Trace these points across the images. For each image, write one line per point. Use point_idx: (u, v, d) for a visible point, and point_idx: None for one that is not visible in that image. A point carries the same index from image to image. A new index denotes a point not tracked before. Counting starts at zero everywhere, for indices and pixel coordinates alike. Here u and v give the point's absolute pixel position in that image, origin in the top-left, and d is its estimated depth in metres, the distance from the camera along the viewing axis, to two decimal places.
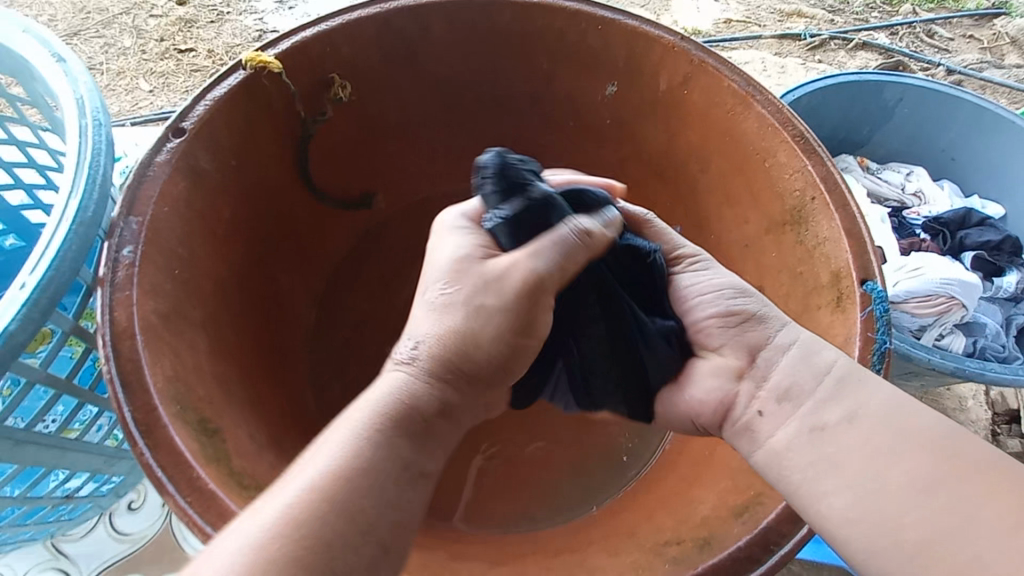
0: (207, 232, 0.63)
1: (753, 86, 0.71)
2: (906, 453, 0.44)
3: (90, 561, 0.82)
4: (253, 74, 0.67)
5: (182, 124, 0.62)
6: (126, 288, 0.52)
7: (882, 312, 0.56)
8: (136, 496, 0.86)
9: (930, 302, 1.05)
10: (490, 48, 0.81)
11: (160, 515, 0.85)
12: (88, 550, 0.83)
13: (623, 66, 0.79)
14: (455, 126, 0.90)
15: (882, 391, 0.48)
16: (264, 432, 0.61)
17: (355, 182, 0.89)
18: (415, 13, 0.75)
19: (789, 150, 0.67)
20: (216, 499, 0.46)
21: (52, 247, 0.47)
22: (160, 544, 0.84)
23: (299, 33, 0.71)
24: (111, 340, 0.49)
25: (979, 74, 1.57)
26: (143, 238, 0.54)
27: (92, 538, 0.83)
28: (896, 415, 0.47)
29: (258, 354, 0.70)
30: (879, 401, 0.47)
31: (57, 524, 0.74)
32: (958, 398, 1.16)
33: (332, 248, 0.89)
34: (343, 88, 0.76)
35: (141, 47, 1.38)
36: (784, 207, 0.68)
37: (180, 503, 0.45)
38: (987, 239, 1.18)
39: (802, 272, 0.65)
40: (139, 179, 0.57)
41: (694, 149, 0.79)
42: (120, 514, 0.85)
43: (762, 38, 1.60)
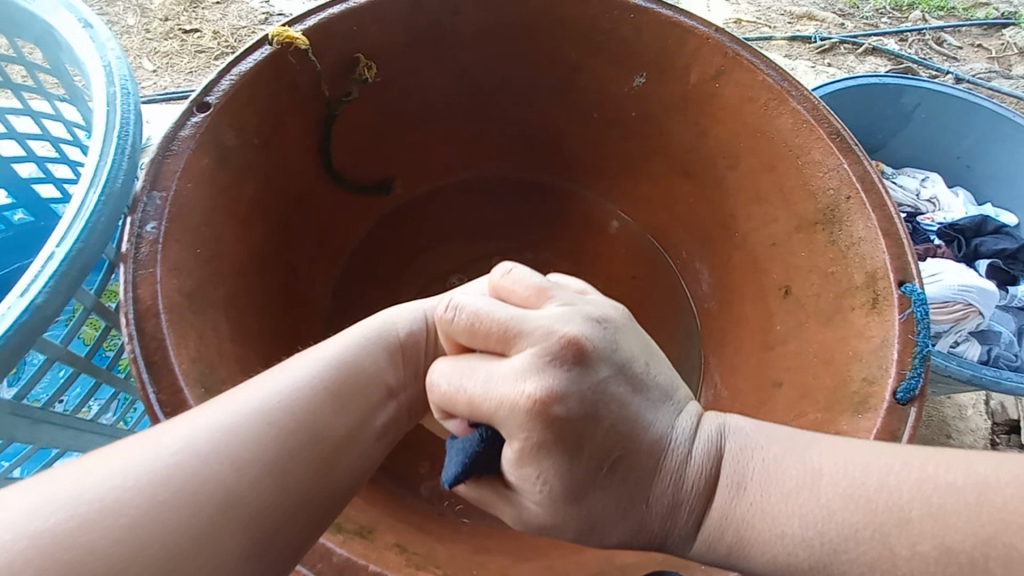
0: (229, 212, 0.62)
1: (787, 81, 0.70)
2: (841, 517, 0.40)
3: None
4: (279, 49, 0.65)
5: (207, 98, 0.60)
6: (149, 266, 0.50)
7: (924, 314, 0.55)
8: None
9: (947, 309, 1.04)
10: (517, 34, 0.79)
11: None
12: None
13: (652, 57, 0.77)
14: (475, 114, 0.89)
15: (781, 459, 0.42)
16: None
17: (374, 168, 0.87)
18: None
19: (825, 148, 0.66)
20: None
21: (81, 216, 0.47)
22: None
23: (326, 10, 0.69)
24: (135, 318, 0.47)
25: (988, 84, 1.57)
26: (167, 215, 0.53)
27: None
28: (811, 483, 0.41)
29: (280, 340, 0.69)
30: (782, 472, 0.42)
31: None
32: (958, 406, 1.16)
33: (349, 234, 0.88)
34: (369, 69, 0.74)
35: (146, 26, 1.35)
36: (816, 206, 0.67)
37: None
38: (1002, 248, 1.18)
39: (835, 272, 0.64)
40: (164, 152, 0.55)
41: (722, 145, 0.78)
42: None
43: (773, 39, 1.58)
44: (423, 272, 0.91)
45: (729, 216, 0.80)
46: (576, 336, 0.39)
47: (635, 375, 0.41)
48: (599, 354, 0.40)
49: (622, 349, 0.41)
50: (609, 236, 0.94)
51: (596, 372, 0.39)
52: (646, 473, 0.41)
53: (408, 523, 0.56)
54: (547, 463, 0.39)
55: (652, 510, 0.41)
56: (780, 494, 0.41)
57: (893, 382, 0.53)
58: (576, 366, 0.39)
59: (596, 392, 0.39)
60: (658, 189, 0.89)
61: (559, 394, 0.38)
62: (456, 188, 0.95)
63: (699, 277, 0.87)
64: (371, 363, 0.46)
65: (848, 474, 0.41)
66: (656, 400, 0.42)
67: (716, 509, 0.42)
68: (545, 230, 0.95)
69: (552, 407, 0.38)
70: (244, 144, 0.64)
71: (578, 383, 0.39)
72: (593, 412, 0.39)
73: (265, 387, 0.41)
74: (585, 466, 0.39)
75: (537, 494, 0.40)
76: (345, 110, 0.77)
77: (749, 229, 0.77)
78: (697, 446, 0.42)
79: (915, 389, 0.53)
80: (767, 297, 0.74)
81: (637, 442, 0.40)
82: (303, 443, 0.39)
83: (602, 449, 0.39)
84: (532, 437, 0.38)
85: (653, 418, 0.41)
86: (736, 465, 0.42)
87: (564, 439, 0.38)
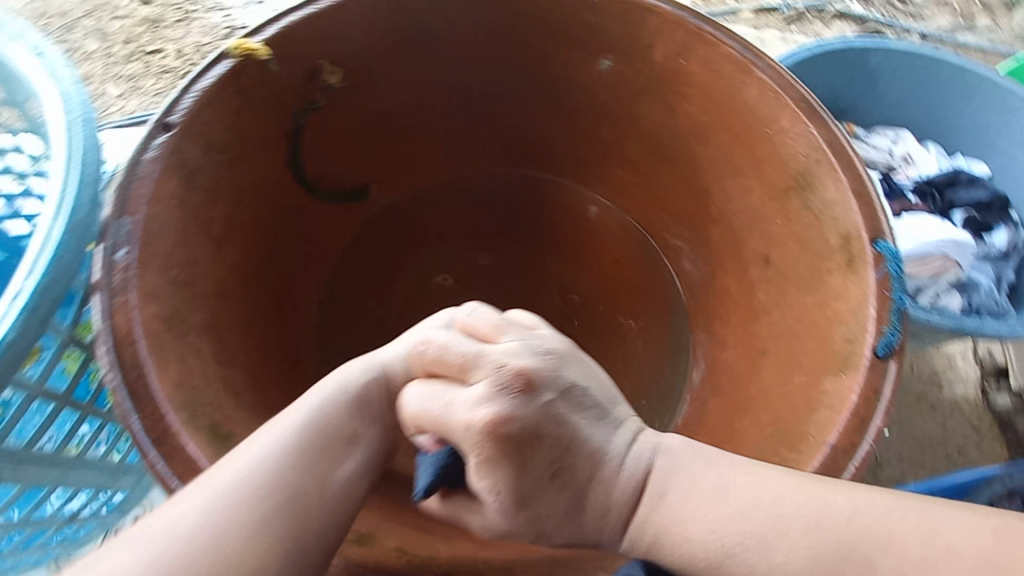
0: (202, 232, 0.61)
1: (752, 52, 0.70)
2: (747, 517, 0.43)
3: None
4: (239, 62, 0.64)
5: (169, 119, 0.59)
6: (123, 292, 0.50)
7: (898, 271, 0.57)
8: None
9: (925, 263, 1.06)
10: (479, 30, 0.79)
11: None
12: None
13: (616, 40, 0.77)
14: (446, 112, 0.88)
15: (701, 475, 0.45)
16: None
17: (349, 176, 0.87)
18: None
19: (792, 115, 0.67)
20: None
21: (46, 248, 0.46)
22: None
23: (284, 18, 0.68)
24: (113, 349, 0.48)
25: (954, 38, 1.58)
26: (139, 240, 0.53)
27: None
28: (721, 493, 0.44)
29: (269, 355, 0.69)
30: (697, 483, 0.45)
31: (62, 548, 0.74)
32: (947, 357, 1.17)
33: (329, 244, 0.88)
34: (333, 75, 0.75)
35: (107, 50, 1.33)
36: (788, 173, 0.68)
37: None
38: (976, 198, 1.21)
39: (810, 238, 0.65)
40: (129, 177, 0.55)
41: (692, 122, 0.78)
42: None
43: (740, 12, 1.59)
44: (406, 275, 0.91)
45: (704, 192, 0.81)
46: (524, 369, 0.44)
47: (576, 401, 0.45)
48: (544, 379, 0.44)
49: (567, 380, 0.46)
50: (590, 222, 0.94)
51: (541, 396, 0.44)
52: (587, 482, 0.45)
53: (407, 522, 0.57)
54: (498, 478, 0.43)
55: (596, 521, 0.45)
56: (694, 502, 0.44)
57: (872, 339, 0.55)
58: (523, 395, 0.43)
59: (542, 420, 0.43)
60: (633, 172, 0.89)
61: (506, 419, 0.42)
62: (434, 188, 0.95)
63: (681, 255, 0.88)
64: (374, 389, 0.50)
65: (751, 484, 0.44)
66: (596, 419, 0.46)
67: (637, 516, 0.45)
68: (525, 222, 0.95)
69: (502, 428, 0.42)
70: (212, 163, 0.63)
71: (525, 410, 0.43)
72: (538, 432, 0.43)
73: (244, 453, 0.43)
74: (529, 478, 0.44)
75: (493, 505, 0.44)
76: (313, 120, 0.77)
77: (724, 202, 0.78)
78: (629, 462, 0.46)
79: (893, 343, 0.54)
80: (748, 268, 0.75)
81: (575, 455, 0.44)
82: (291, 499, 0.42)
83: (545, 461, 0.44)
84: (484, 453, 0.43)
85: (592, 435, 0.45)
86: (660, 479, 0.45)
87: (512, 459, 0.43)
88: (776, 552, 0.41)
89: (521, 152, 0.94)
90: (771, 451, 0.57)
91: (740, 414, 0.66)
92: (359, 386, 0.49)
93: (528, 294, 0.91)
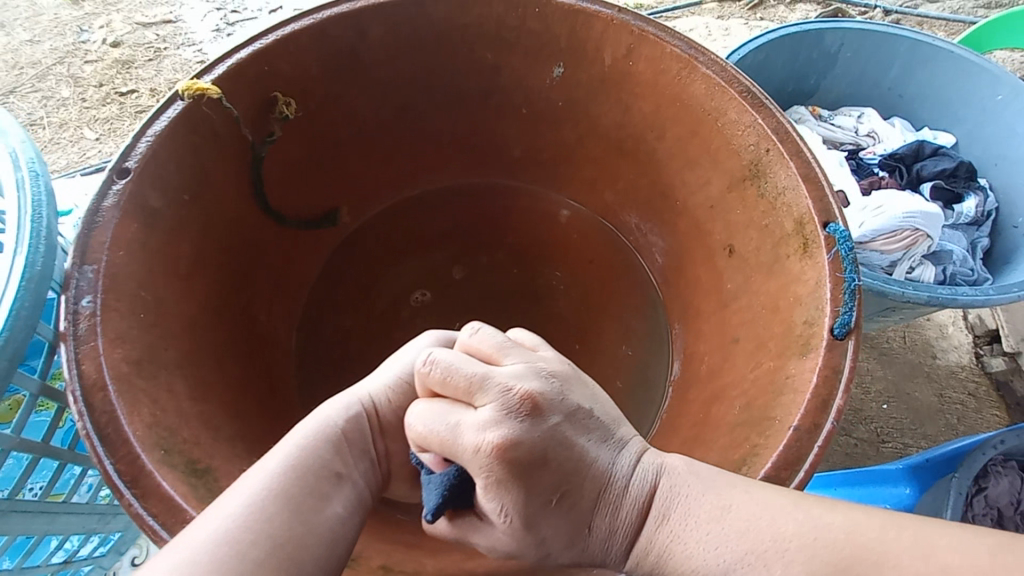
0: (169, 271, 0.62)
1: (695, 49, 0.71)
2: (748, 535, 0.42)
3: None
4: (192, 102, 0.65)
5: (126, 163, 0.60)
6: (91, 339, 0.50)
7: (848, 251, 0.57)
8: None
9: (896, 237, 1.07)
10: (432, 48, 0.81)
11: None
12: None
13: (566, 45, 0.79)
14: (409, 130, 0.90)
15: (705, 494, 0.44)
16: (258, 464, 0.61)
17: (317, 202, 0.88)
18: (352, 21, 0.74)
19: (739, 107, 0.68)
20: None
21: (5, 305, 0.47)
22: None
23: (234, 54, 0.69)
24: (83, 395, 0.48)
25: (915, 11, 1.61)
26: (102, 287, 0.53)
27: None
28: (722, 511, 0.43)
29: (248, 387, 0.70)
30: (700, 502, 0.44)
31: None
32: (937, 325, 1.19)
33: (303, 270, 0.88)
34: (289, 105, 0.75)
35: (81, 95, 1.34)
36: (742, 162, 0.69)
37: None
38: (942, 168, 1.20)
39: (768, 224, 0.66)
40: (88, 225, 0.55)
41: (649, 119, 0.79)
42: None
43: (703, 3, 1.61)
44: (383, 294, 0.92)
45: (667, 186, 0.82)
46: (531, 392, 0.42)
47: (583, 423, 0.44)
48: (551, 400, 0.42)
49: (573, 403, 0.44)
50: (561, 225, 0.96)
51: (547, 417, 0.42)
52: (594, 503, 0.43)
53: (390, 539, 0.58)
54: (506, 500, 0.42)
55: (603, 541, 0.44)
56: (696, 520, 0.43)
57: (830, 321, 0.55)
58: (531, 417, 0.41)
59: (550, 443, 0.41)
60: (600, 173, 0.91)
61: (515, 443, 0.40)
62: (405, 205, 0.96)
63: (652, 250, 0.89)
64: (366, 420, 0.50)
65: (751, 502, 0.43)
66: (598, 441, 0.44)
67: (642, 536, 0.44)
68: (497, 231, 0.97)
69: (510, 451, 0.40)
70: (174, 202, 0.64)
71: (534, 434, 0.41)
72: (546, 454, 0.41)
73: (235, 495, 0.43)
74: (536, 501, 0.42)
75: (503, 525, 0.43)
76: (274, 150, 0.78)
77: (687, 195, 0.79)
78: (635, 480, 0.44)
79: (850, 323, 0.55)
80: (714, 257, 0.76)
81: (581, 476, 0.43)
82: (289, 533, 0.41)
83: (552, 485, 0.42)
84: (491, 476, 0.41)
85: (596, 457, 0.44)
86: (665, 500, 0.44)
87: (522, 484, 0.41)
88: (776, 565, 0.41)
89: (487, 163, 0.95)
90: (744, 436, 0.57)
91: (716, 401, 0.67)
92: (347, 420, 0.49)
93: (504, 302, 0.92)
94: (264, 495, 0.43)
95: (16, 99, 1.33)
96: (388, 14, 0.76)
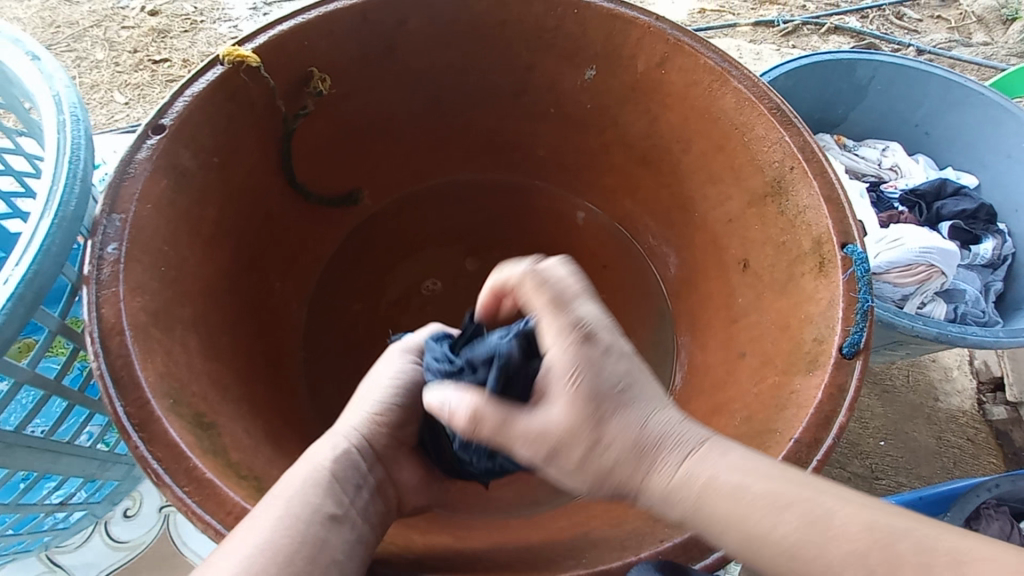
0: (193, 231, 0.63)
1: (728, 62, 0.72)
2: (784, 502, 0.41)
3: (88, 570, 0.85)
4: (231, 68, 0.66)
5: (162, 121, 0.61)
6: (112, 285, 0.52)
7: (864, 272, 0.58)
8: (131, 504, 0.90)
9: (910, 272, 1.07)
10: (468, 43, 0.82)
11: (156, 520, 0.89)
12: (86, 559, 0.86)
13: (600, 50, 0.80)
14: (437, 122, 0.91)
15: (742, 462, 0.43)
16: (260, 427, 0.61)
17: (340, 181, 0.89)
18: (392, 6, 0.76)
19: (767, 123, 0.68)
20: (213, 488, 0.46)
21: (35, 242, 0.48)
22: (161, 552, 0.86)
23: (277, 26, 0.70)
24: (100, 337, 0.49)
25: (949, 53, 1.61)
26: (128, 235, 0.54)
27: (85, 552, 0.87)
28: (752, 476, 0.42)
29: (256, 354, 0.71)
30: (734, 466, 0.43)
31: (52, 534, 0.77)
32: (943, 367, 1.18)
33: (320, 248, 0.89)
34: (323, 82, 0.76)
35: (114, 59, 1.36)
36: (765, 179, 0.69)
37: (178, 494, 0.46)
38: (963, 209, 1.20)
39: (785, 242, 0.67)
40: (120, 176, 0.56)
41: (674, 130, 0.80)
42: (114, 523, 0.88)
43: (737, 26, 1.61)
44: (394, 278, 0.93)
45: (687, 198, 0.82)
46: (600, 318, 0.46)
47: (644, 373, 0.45)
48: (611, 335, 0.45)
49: (632, 351, 0.46)
50: (577, 227, 0.96)
51: (612, 344, 0.45)
52: (630, 437, 0.43)
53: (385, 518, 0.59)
54: (560, 404, 0.43)
55: (637, 478, 0.43)
56: (730, 477, 0.42)
57: (841, 339, 0.56)
58: (591, 338, 0.45)
59: (609, 364, 0.44)
60: (622, 179, 0.91)
61: (579, 346, 0.44)
62: (425, 193, 0.97)
63: (665, 261, 0.89)
64: (356, 450, 0.51)
65: (775, 469, 0.43)
66: (636, 383, 0.44)
67: (681, 487, 0.43)
68: (513, 228, 0.97)
69: (574, 354, 0.44)
70: (201, 164, 0.65)
71: (593, 351, 0.44)
72: (607, 373, 0.44)
73: (228, 552, 0.42)
74: (578, 415, 0.43)
75: (547, 430, 0.44)
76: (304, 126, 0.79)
77: (705, 208, 0.80)
78: (680, 441, 0.43)
79: (858, 343, 0.55)
80: (728, 272, 0.76)
81: (631, 410, 0.43)
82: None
83: (603, 406, 0.43)
84: (554, 371, 0.44)
85: (649, 405, 0.44)
86: (703, 462, 0.43)
87: (576, 396, 0.43)
88: (783, 527, 0.40)
89: (511, 158, 0.96)
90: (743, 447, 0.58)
91: (717, 413, 0.67)
92: (336, 458, 0.50)
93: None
94: (263, 548, 0.42)
95: (51, 57, 1.35)
96: (429, 2, 0.77)
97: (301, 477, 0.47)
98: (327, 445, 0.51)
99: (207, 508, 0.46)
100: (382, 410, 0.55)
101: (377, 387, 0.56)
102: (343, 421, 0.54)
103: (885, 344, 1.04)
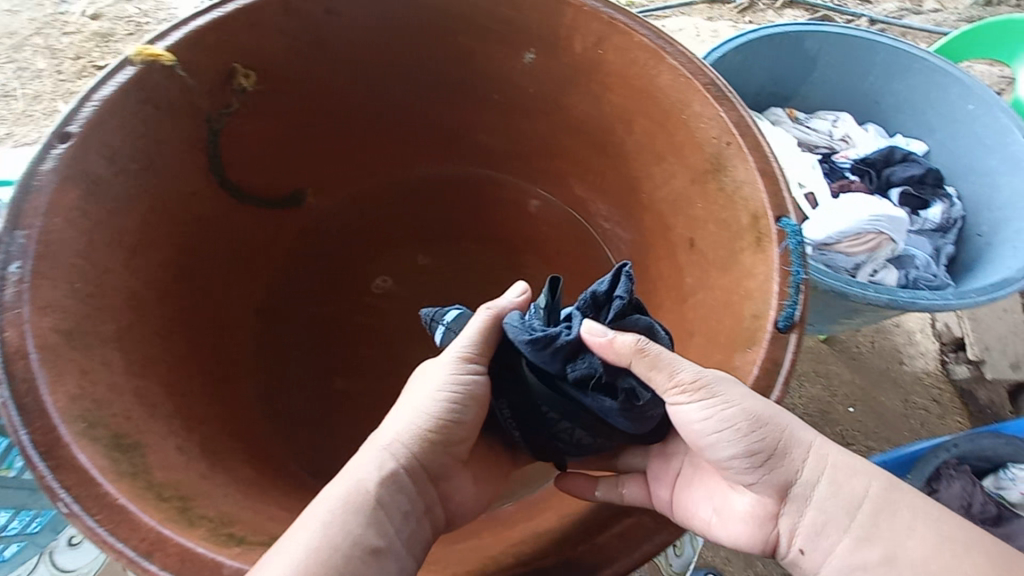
0: (113, 243, 0.61)
1: (662, 39, 0.71)
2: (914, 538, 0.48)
3: None
4: (143, 68, 0.64)
5: (67, 129, 0.59)
6: (15, 306, 0.51)
7: (796, 244, 0.59)
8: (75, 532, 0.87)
9: (861, 240, 1.07)
10: (404, 32, 0.80)
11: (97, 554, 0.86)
12: None
13: (539, 31, 0.77)
14: (382, 116, 0.89)
15: (898, 521, 0.48)
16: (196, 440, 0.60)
17: (283, 182, 0.86)
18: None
19: (703, 99, 0.68)
20: (124, 512, 0.46)
21: None
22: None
23: (191, 22, 0.67)
24: (5, 364, 0.49)
25: (900, 22, 1.62)
26: (32, 252, 0.53)
27: None
28: (855, 528, 0.49)
29: (198, 367, 0.69)
30: (890, 523, 0.48)
31: None
32: (906, 332, 1.20)
33: (270, 252, 0.87)
34: (247, 77, 0.74)
35: (56, 68, 1.30)
36: (704, 155, 0.69)
37: (88, 521, 0.46)
38: (911, 174, 1.22)
39: (726, 218, 0.66)
40: (22, 189, 0.55)
41: (619, 111, 0.79)
42: (60, 551, 0.86)
43: (693, 3, 1.61)
44: (348, 279, 0.91)
45: (636, 181, 0.82)
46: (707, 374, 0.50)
47: (772, 431, 0.49)
48: (726, 389, 0.49)
49: (755, 401, 0.50)
50: (531, 217, 0.95)
51: (725, 399, 0.49)
52: (794, 472, 0.50)
53: None
54: (728, 445, 0.49)
55: (799, 510, 0.50)
56: (849, 531, 0.49)
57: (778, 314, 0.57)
58: (702, 395, 0.49)
59: (744, 416, 0.49)
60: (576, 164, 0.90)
61: (699, 396, 0.49)
62: (376, 190, 0.95)
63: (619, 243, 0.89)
64: (403, 469, 0.48)
65: (892, 517, 0.49)
66: (783, 413, 0.50)
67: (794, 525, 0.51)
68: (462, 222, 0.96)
69: (697, 404, 0.49)
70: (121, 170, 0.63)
71: (716, 401, 0.49)
72: (741, 423, 0.49)
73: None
74: (758, 457, 0.49)
75: (755, 469, 0.50)
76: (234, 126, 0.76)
77: (654, 189, 0.79)
78: (802, 483, 0.50)
79: (793, 316, 0.57)
80: (676, 252, 0.76)
81: (788, 453, 0.49)
82: None
83: (760, 449, 0.49)
84: (687, 413, 0.50)
85: (802, 449, 0.50)
86: (819, 509, 0.49)
87: (719, 438, 0.49)
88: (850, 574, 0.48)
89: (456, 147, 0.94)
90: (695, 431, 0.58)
91: None
92: (380, 483, 0.47)
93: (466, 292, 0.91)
94: None
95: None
96: None
97: (342, 502, 0.45)
98: (370, 465, 0.47)
99: (117, 534, 0.46)
100: (435, 422, 0.51)
101: (423, 395, 0.51)
102: (387, 432, 0.50)
103: (842, 315, 1.00)
